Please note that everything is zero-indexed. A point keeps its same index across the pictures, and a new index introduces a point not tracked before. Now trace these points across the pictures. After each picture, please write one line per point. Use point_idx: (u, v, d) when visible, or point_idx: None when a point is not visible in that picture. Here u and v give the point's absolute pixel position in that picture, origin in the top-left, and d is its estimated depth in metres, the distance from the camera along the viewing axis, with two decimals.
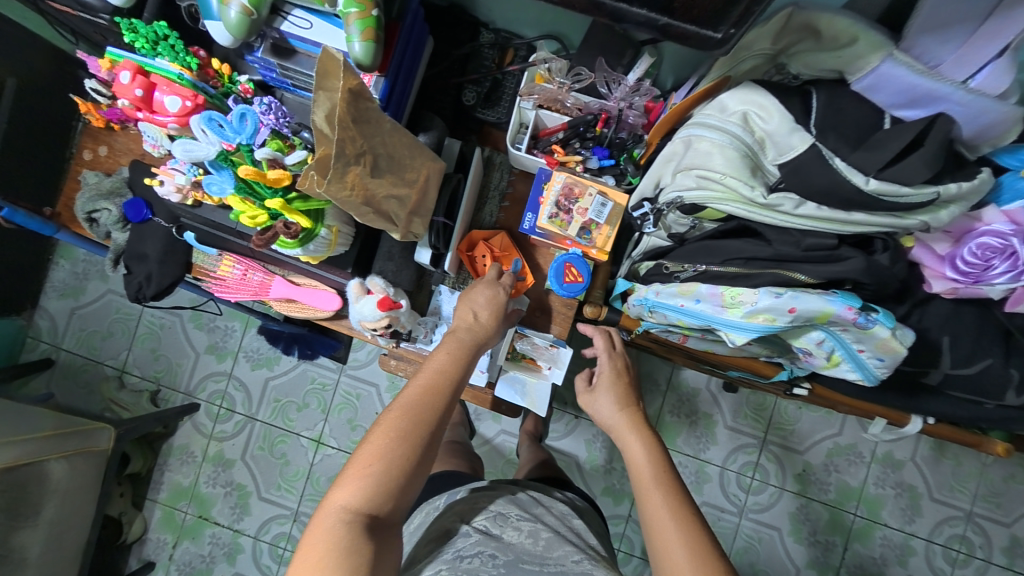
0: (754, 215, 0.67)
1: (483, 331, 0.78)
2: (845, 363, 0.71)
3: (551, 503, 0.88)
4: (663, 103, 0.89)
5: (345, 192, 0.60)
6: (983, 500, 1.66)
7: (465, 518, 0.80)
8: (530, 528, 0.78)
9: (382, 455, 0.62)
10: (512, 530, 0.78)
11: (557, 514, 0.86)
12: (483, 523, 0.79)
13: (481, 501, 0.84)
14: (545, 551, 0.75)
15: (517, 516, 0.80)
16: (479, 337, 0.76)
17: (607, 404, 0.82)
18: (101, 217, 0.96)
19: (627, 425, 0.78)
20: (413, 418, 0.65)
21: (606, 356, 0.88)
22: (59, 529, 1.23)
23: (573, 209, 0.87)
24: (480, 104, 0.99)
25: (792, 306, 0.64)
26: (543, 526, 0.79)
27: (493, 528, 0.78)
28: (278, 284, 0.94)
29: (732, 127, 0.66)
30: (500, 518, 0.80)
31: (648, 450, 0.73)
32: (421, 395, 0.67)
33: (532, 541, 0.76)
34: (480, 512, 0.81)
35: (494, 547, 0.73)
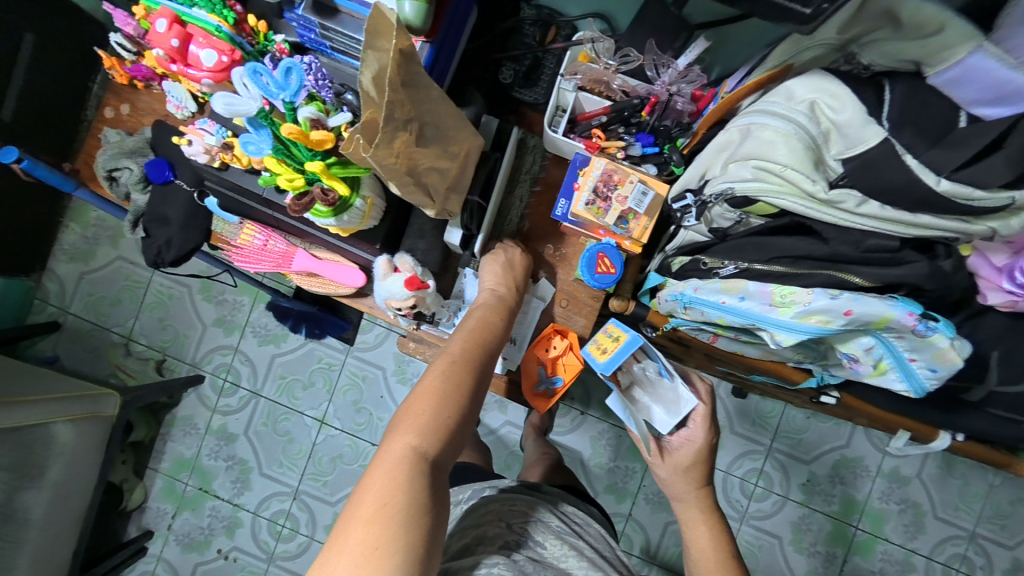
0: (812, 211, 0.64)
1: (504, 292, 0.83)
2: (894, 372, 0.67)
3: (579, 517, 0.90)
4: (713, 91, 0.84)
5: (391, 158, 0.57)
6: (987, 522, 1.63)
7: (507, 518, 0.81)
8: (570, 543, 0.80)
9: (429, 411, 0.66)
10: (552, 542, 0.79)
11: (592, 532, 0.87)
12: (527, 529, 0.80)
13: (516, 502, 0.84)
14: (590, 571, 0.76)
15: (557, 528, 0.83)
16: (507, 300, 0.83)
17: (683, 481, 0.87)
18: (122, 175, 0.93)
19: (698, 507, 0.85)
20: (454, 380, 0.69)
21: (700, 430, 0.88)
22: (63, 491, 1.21)
23: (612, 197, 0.84)
24: (517, 83, 0.94)
25: (849, 309, 0.60)
26: (583, 544, 0.81)
27: (536, 536, 0.79)
28: (301, 256, 0.91)
29: (798, 116, 0.62)
30: (543, 526, 0.82)
31: (715, 539, 0.82)
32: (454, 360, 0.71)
33: (576, 559, 0.77)
34: (522, 516, 0.82)
35: (540, 563, 0.75)
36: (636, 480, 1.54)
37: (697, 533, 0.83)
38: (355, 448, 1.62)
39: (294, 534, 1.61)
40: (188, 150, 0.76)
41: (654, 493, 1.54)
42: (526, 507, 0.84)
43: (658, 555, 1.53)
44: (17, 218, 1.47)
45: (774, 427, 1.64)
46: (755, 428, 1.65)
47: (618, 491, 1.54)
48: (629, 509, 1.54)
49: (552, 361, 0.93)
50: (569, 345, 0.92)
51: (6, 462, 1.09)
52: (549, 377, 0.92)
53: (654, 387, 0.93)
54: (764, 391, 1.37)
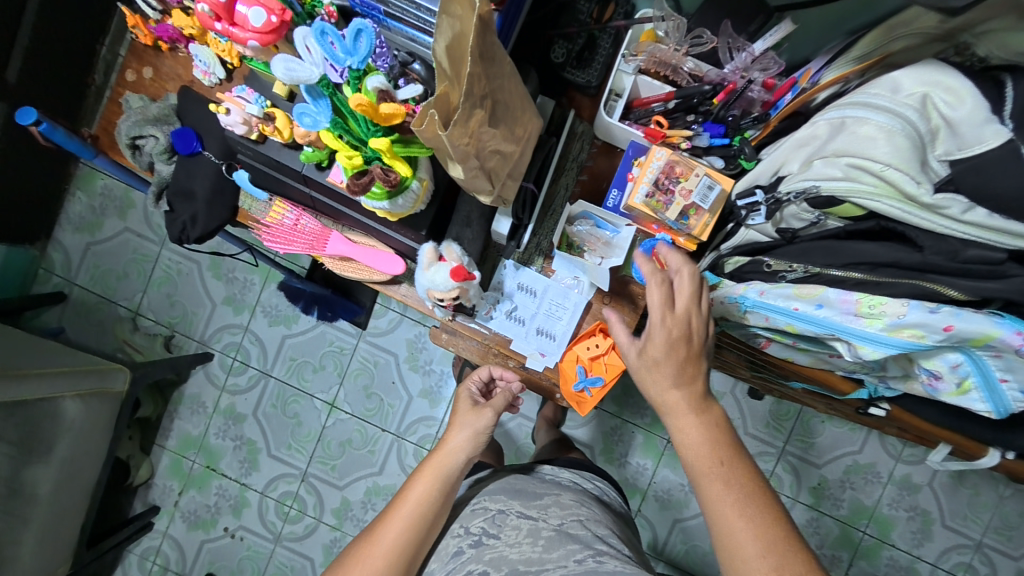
0: (908, 215, 0.59)
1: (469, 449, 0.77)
2: (978, 391, 0.63)
3: (554, 495, 0.84)
4: (793, 79, 0.77)
5: (466, 140, 0.51)
6: (994, 532, 1.61)
7: (464, 521, 0.80)
8: (530, 527, 0.75)
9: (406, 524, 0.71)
10: (510, 530, 0.76)
11: (563, 504, 0.81)
12: (482, 526, 0.78)
13: (482, 502, 0.83)
14: (545, 552, 0.71)
15: (516, 515, 0.78)
16: (456, 470, 0.75)
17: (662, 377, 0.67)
18: (147, 144, 0.87)
19: (683, 405, 0.66)
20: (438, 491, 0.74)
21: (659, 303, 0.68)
22: (70, 467, 1.18)
23: (674, 190, 0.79)
24: (570, 63, 0.86)
25: (949, 324, 0.57)
26: (544, 524, 0.76)
27: (490, 530, 0.76)
28: (335, 240, 0.85)
29: (906, 111, 0.57)
30: (499, 516, 0.78)
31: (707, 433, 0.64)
32: (382, 546, 0.69)
33: (530, 544, 0.72)
34: (478, 514, 0.80)
35: (487, 558, 0.72)
36: (647, 477, 1.52)
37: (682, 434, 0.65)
38: (364, 433, 1.59)
39: (300, 516, 1.59)
40: (225, 118, 0.69)
41: (665, 491, 1.51)
42: (489, 505, 0.81)
43: (665, 551, 1.51)
44: (21, 185, 1.40)
45: (788, 430, 1.62)
46: (769, 430, 1.62)
47: (629, 487, 1.52)
48: (638, 506, 1.51)
49: (591, 360, 0.90)
50: (613, 345, 0.88)
51: (14, 437, 1.05)
52: (589, 378, 0.89)
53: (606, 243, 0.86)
54: (789, 394, 1.35)
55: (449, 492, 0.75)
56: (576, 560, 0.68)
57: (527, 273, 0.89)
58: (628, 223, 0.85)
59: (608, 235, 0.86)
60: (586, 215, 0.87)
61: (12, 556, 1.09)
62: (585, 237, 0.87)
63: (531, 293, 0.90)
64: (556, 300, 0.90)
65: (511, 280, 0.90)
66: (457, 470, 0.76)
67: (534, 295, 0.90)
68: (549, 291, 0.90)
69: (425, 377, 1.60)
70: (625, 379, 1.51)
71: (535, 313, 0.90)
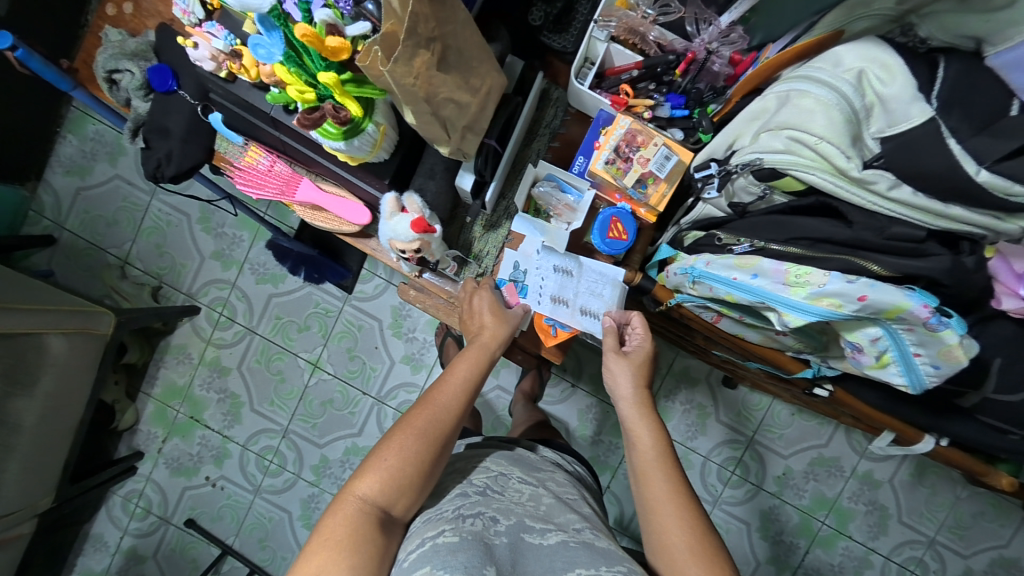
0: (843, 190, 0.61)
1: (498, 333, 0.80)
2: (895, 365, 0.66)
3: (551, 472, 0.88)
4: (754, 55, 0.79)
5: (409, 78, 0.54)
6: (947, 530, 1.67)
7: (466, 476, 0.79)
8: (531, 492, 0.77)
9: (464, 387, 0.73)
10: (513, 492, 0.77)
11: (558, 481, 0.86)
12: (485, 480, 0.77)
13: (484, 463, 0.83)
14: (548, 515, 0.73)
15: (518, 479, 0.80)
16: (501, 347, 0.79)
17: (625, 377, 0.77)
18: (123, 79, 0.89)
19: (634, 407, 0.75)
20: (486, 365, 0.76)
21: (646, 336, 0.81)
22: (54, 402, 1.21)
23: (633, 158, 0.82)
24: (547, 27, 0.89)
25: (864, 294, 0.58)
26: (545, 492, 0.79)
27: (495, 487, 0.76)
28: (306, 186, 0.89)
29: (844, 85, 0.59)
30: (502, 478, 0.79)
31: (657, 441, 0.72)
32: (439, 409, 0.70)
33: (533, 505, 0.74)
34: (480, 471, 0.80)
35: (495, 506, 0.71)
36: (617, 454, 1.57)
37: (635, 436, 0.73)
38: (345, 394, 1.64)
39: (280, 470, 1.65)
40: (194, 53, 0.73)
41: None
42: (491, 466, 0.82)
43: (630, 527, 1.57)
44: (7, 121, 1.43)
45: (758, 419, 1.67)
46: (739, 419, 1.67)
47: (599, 463, 1.57)
48: (607, 481, 1.57)
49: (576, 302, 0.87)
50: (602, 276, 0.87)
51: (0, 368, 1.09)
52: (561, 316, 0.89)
53: (563, 207, 0.88)
54: (755, 382, 1.42)
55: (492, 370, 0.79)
56: (576, 527, 0.71)
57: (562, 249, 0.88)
58: (591, 188, 0.86)
59: (571, 199, 0.87)
60: (551, 177, 0.88)
61: None
62: (547, 201, 0.88)
63: (569, 272, 0.88)
64: (537, 271, 0.88)
65: (540, 263, 0.88)
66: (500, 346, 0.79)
67: (572, 272, 0.88)
68: (596, 268, 0.88)
69: (407, 344, 1.64)
70: (601, 358, 1.56)
71: (578, 291, 0.87)
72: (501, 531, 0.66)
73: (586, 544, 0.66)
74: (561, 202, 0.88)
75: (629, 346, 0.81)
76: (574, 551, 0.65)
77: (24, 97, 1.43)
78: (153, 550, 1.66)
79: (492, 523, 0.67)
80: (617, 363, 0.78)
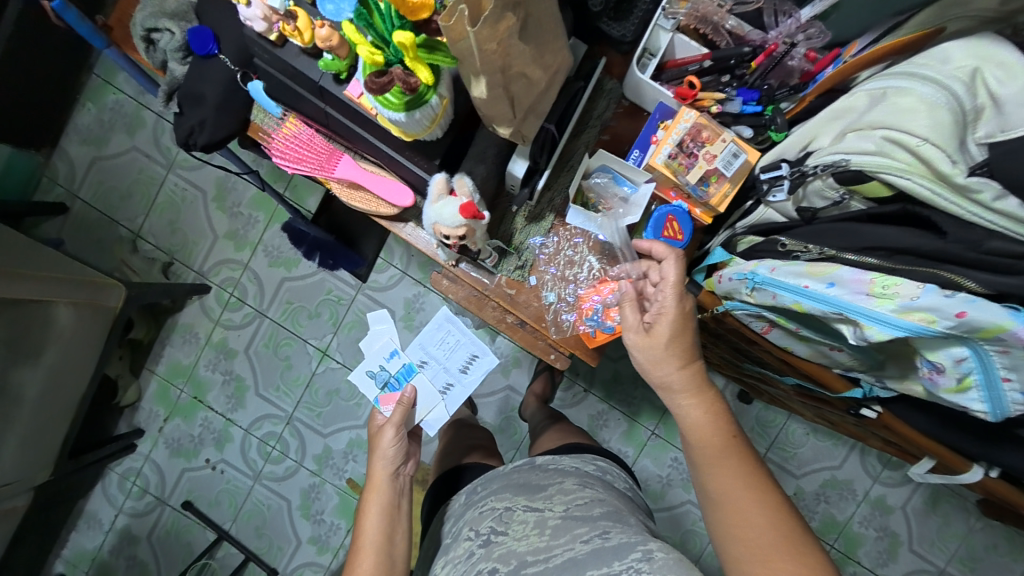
0: (938, 198, 0.57)
1: (383, 462, 0.83)
2: (977, 390, 0.61)
3: (558, 479, 0.83)
4: (836, 53, 0.75)
5: (491, 45, 0.50)
6: (958, 562, 1.62)
7: (475, 525, 0.79)
8: (535, 519, 0.74)
9: (371, 534, 0.77)
10: (518, 525, 0.75)
11: (569, 488, 0.80)
12: (490, 525, 0.77)
13: (489, 502, 0.82)
14: (552, 540, 0.70)
15: (521, 509, 0.77)
16: (388, 471, 0.83)
17: (666, 359, 0.71)
18: (161, 39, 0.86)
19: (684, 384, 0.70)
20: (377, 495, 0.81)
21: (670, 295, 0.72)
22: (56, 374, 1.16)
23: (698, 154, 0.77)
24: (608, 13, 0.79)
25: (962, 311, 0.53)
26: (550, 513, 0.75)
27: (498, 528, 0.76)
28: (346, 163, 0.85)
29: (953, 83, 0.55)
30: (506, 514, 0.77)
31: (707, 413, 0.69)
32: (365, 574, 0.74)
33: (537, 535, 0.72)
34: (485, 516, 0.79)
35: (496, 557, 0.71)
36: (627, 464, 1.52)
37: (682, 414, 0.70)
38: (352, 384, 1.60)
39: (282, 458, 1.60)
40: (245, 11, 0.68)
41: (643, 481, 1.52)
42: (495, 504, 0.80)
43: None
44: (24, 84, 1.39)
45: (772, 437, 1.62)
46: (753, 435, 1.63)
47: None
48: None
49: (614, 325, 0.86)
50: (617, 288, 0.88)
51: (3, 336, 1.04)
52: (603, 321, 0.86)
53: (618, 200, 0.86)
54: (777, 398, 1.39)
55: (394, 496, 0.82)
56: (583, 541, 0.68)
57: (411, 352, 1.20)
58: (647, 182, 0.82)
59: (625, 192, 0.85)
60: (604, 169, 0.85)
61: None
62: (598, 193, 0.86)
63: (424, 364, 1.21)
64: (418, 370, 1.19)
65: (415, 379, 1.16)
66: (390, 475, 0.83)
67: (429, 359, 1.21)
68: (437, 332, 1.23)
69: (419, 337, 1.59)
70: (615, 364, 1.52)
71: (442, 366, 1.21)
72: None
73: (593, 554, 0.66)
74: (613, 195, 0.86)
75: (650, 313, 0.74)
76: (582, 565, 0.65)
77: (42, 59, 1.39)
78: (147, 532, 1.61)
79: None
80: (645, 344, 0.72)
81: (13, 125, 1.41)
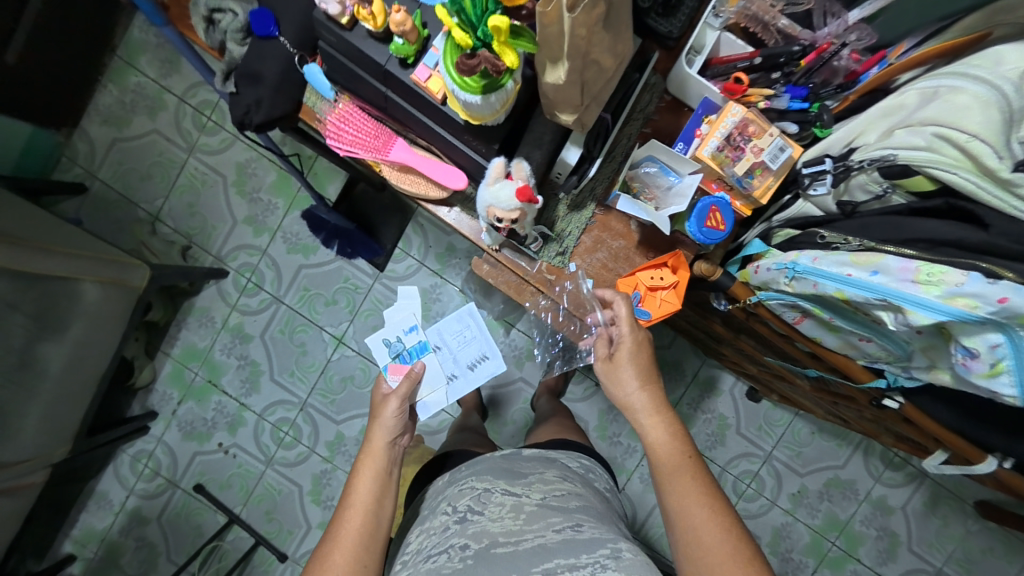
0: (983, 191, 0.61)
1: (384, 433, 0.80)
2: (1009, 376, 0.63)
3: (540, 472, 0.84)
4: (883, 54, 0.77)
5: (581, 31, 0.53)
6: (954, 563, 1.66)
7: (453, 502, 0.79)
8: (513, 503, 0.75)
9: (363, 503, 0.75)
10: (495, 507, 0.75)
11: (548, 481, 0.81)
12: (467, 504, 0.77)
13: (470, 483, 0.82)
14: (525, 525, 0.71)
15: (500, 492, 0.78)
16: (390, 440, 0.81)
17: (627, 381, 0.80)
18: (223, 19, 0.90)
19: (646, 405, 0.78)
20: (377, 467, 0.78)
21: (626, 327, 0.83)
22: (81, 350, 1.17)
23: (745, 147, 0.81)
24: (656, 10, 0.82)
25: (1005, 297, 0.57)
26: (526, 500, 0.75)
27: (474, 507, 0.76)
28: (399, 146, 0.88)
29: (1006, 84, 0.59)
30: (484, 495, 0.78)
31: (670, 433, 0.75)
32: (346, 538, 0.72)
33: (512, 518, 0.72)
34: (464, 495, 0.79)
35: (469, 534, 0.71)
36: (635, 458, 1.55)
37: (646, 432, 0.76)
38: (367, 372, 1.62)
39: (294, 443, 1.62)
40: None
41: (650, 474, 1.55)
42: (476, 484, 0.81)
43: (640, 531, 1.55)
44: (52, 63, 1.40)
45: (777, 435, 1.66)
46: (759, 433, 1.66)
47: (615, 465, 1.56)
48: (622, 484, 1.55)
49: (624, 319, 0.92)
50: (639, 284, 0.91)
51: (32, 309, 1.04)
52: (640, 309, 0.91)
53: (663, 191, 0.88)
54: (788, 396, 1.43)
55: (393, 472, 0.79)
56: (555, 530, 0.69)
57: (429, 334, 1.49)
58: (692, 173, 0.85)
59: (670, 182, 0.87)
60: (652, 159, 0.86)
61: (16, 425, 1.09)
62: (644, 186, 0.89)
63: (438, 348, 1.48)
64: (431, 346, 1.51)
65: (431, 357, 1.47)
66: (390, 448, 0.80)
67: (443, 345, 1.48)
68: (456, 324, 1.51)
69: None
70: None
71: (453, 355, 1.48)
72: (468, 556, 0.67)
73: (564, 542, 0.67)
74: (659, 186, 0.88)
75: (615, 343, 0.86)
76: (551, 551, 0.65)
77: (66, 39, 1.40)
78: (158, 512, 1.63)
79: (460, 552, 0.68)
80: (608, 370, 0.83)
81: (37, 103, 1.43)
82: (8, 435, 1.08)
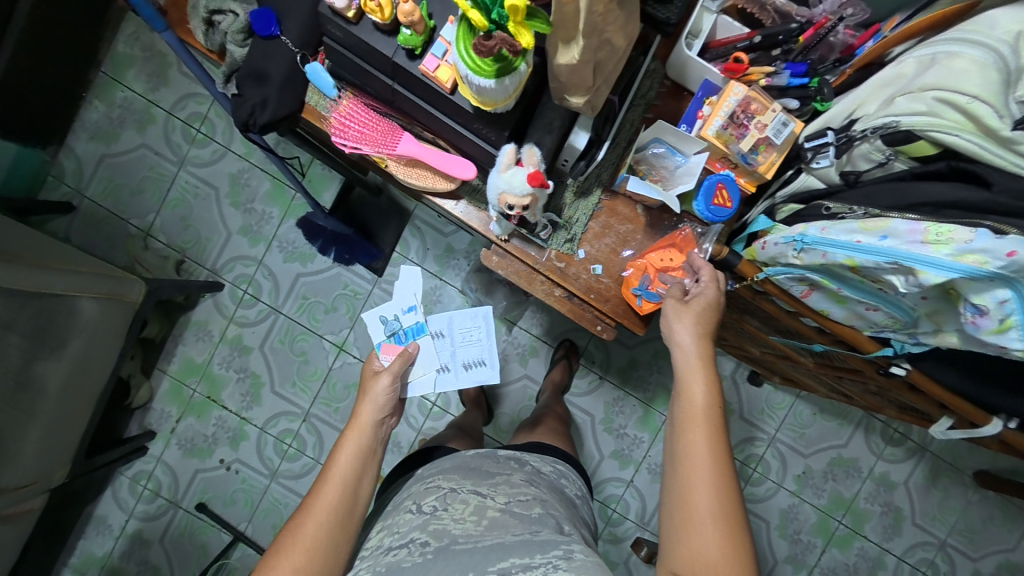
0: (985, 151, 0.64)
1: (370, 414, 0.79)
2: (1017, 330, 0.63)
3: (507, 474, 0.83)
4: (876, 28, 0.82)
5: None
6: (958, 533, 1.70)
7: (416, 499, 0.78)
8: (475, 505, 0.74)
9: (340, 479, 0.73)
10: (458, 505, 0.75)
11: (514, 484, 0.81)
12: (432, 502, 0.76)
13: (435, 482, 0.82)
14: (485, 531, 0.70)
15: (466, 492, 0.77)
16: (376, 421, 0.79)
17: (686, 325, 0.79)
18: (224, 20, 0.90)
19: (692, 351, 0.76)
20: (364, 447, 0.76)
21: (710, 285, 0.82)
22: (79, 367, 1.13)
23: (749, 124, 0.84)
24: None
25: (1012, 250, 0.59)
26: (490, 502, 0.75)
27: (437, 507, 0.75)
28: (407, 140, 0.87)
29: (1003, 47, 0.63)
30: (449, 495, 0.77)
31: (709, 392, 0.71)
32: (319, 512, 0.70)
33: (473, 521, 0.72)
34: (429, 493, 0.79)
35: (428, 531, 0.71)
36: (642, 449, 1.56)
37: (686, 387, 0.73)
38: None
39: (298, 455, 1.60)
40: None
41: (658, 464, 1.56)
42: (442, 483, 0.80)
43: (651, 522, 1.55)
44: (37, 79, 1.37)
45: (780, 418, 1.68)
46: (762, 416, 1.68)
47: (623, 457, 1.56)
48: (631, 476, 1.55)
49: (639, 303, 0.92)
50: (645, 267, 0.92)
51: (27, 329, 1.00)
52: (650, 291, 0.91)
53: (670, 172, 0.90)
54: (790, 375, 1.44)
55: (376, 454, 0.78)
56: (513, 534, 0.69)
57: (432, 317, 1.16)
58: (698, 153, 0.87)
59: (676, 163, 0.89)
60: (657, 142, 0.89)
61: (16, 449, 1.05)
62: (649, 169, 0.91)
63: (439, 334, 1.17)
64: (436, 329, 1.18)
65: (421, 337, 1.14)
66: (376, 429, 0.79)
67: (445, 333, 1.18)
68: (469, 319, 1.19)
69: None
70: (629, 351, 1.56)
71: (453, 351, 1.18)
72: (428, 552, 0.67)
73: (522, 542, 0.67)
74: (666, 168, 0.90)
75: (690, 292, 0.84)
76: (508, 550, 0.65)
77: (50, 55, 1.38)
78: (160, 534, 1.58)
79: (420, 548, 0.68)
80: (678, 310, 0.80)
81: (23, 120, 1.40)
82: (8, 459, 1.04)
